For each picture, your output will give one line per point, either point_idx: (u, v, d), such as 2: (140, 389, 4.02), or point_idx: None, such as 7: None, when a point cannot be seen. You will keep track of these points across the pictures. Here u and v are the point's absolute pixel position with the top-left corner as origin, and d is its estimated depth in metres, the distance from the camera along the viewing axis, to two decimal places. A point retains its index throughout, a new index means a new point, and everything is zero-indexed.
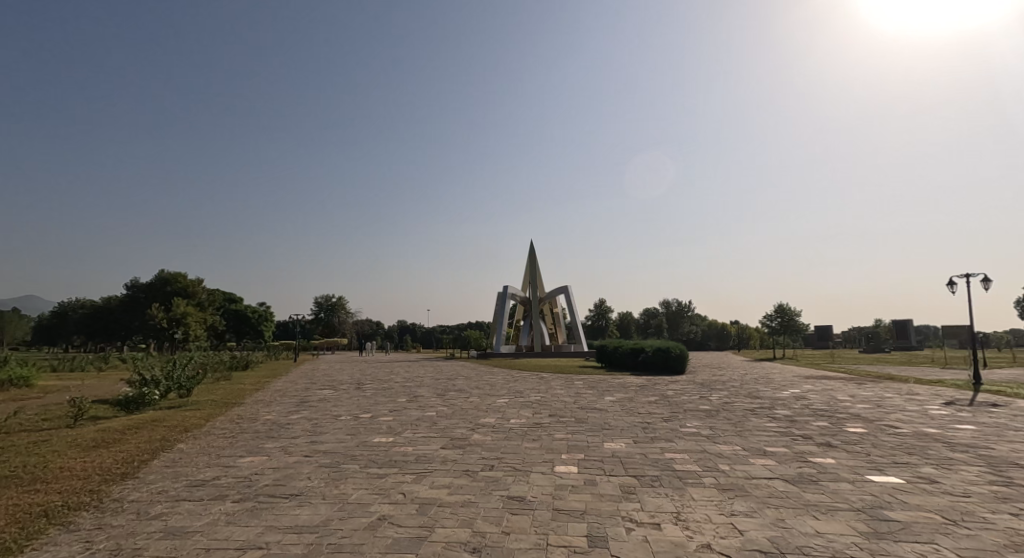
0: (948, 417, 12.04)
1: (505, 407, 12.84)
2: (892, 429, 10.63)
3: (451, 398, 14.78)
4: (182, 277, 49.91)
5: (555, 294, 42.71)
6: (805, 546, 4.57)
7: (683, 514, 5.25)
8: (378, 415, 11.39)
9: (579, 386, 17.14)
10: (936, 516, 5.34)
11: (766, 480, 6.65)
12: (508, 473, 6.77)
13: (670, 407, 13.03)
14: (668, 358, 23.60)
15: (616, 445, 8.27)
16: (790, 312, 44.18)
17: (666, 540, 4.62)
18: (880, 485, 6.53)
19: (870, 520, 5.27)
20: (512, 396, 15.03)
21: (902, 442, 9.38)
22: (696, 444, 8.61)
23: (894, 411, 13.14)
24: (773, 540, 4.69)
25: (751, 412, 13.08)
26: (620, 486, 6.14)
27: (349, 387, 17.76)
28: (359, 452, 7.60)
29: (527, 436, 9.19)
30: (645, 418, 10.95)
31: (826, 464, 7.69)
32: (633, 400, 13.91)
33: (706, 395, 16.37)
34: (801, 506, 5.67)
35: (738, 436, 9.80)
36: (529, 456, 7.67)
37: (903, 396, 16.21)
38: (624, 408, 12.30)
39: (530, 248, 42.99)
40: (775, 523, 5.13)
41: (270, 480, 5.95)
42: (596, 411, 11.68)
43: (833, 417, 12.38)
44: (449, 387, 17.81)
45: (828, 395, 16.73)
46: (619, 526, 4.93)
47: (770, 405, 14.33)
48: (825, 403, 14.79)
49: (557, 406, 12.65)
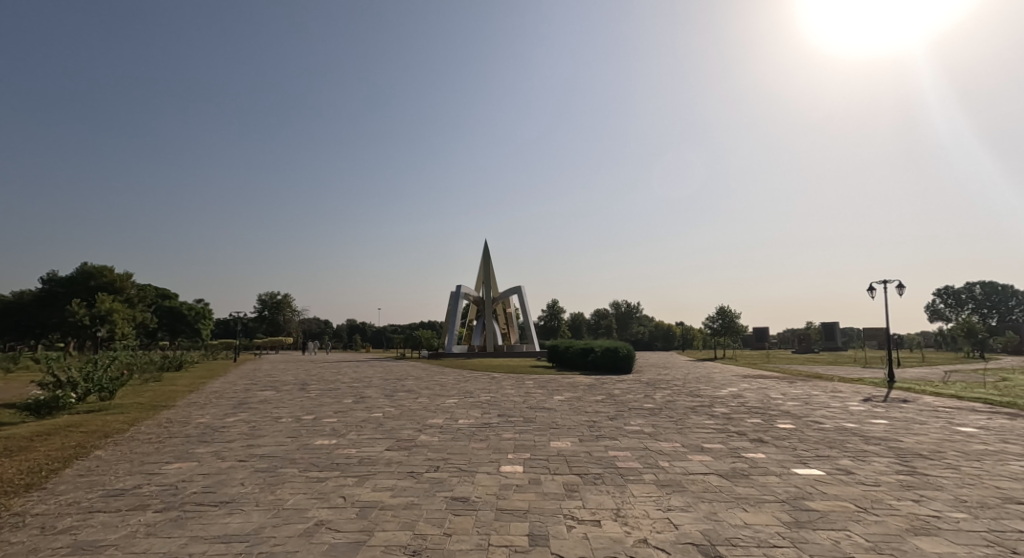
0: (865, 412, 13.02)
1: (454, 407, 12.79)
2: (817, 425, 11.34)
3: (400, 399, 14.53)
4: (107, 270, 46.43)
5: (508, 294, 42.85)
6: (734, 538, 4.80)
7: (622, 511, 5.39)
8: (321, 417, 11.04)
9: (529, 386, 17.29)
10: (850, 505, 5.75)
11: (702, 476, 6.95)
12: (453, 474, 6.74)
13: (616, 406, 13.37)
14: (617, 358, 24.18)
15: (562, 444, 8.39)
16: (731, 314, 46.48)
17: (604, 536, 4.74)
18: (804, 477, 6.97)
19: (793, 511, 5.60)
20: (461, 396, 15.01)
21: (825, 436, 10.04)
22: (638, 442, 8.87)
23: (820, 408, 14.06)
24: (706, 533, 4.89)
25: (692, 409, 13.62)
26: (563, 484, 6.23)
27: (293, 388, 17.11)
28: (299, 456, 7.35)
29: (474, 436, 9.17)
30: (591, 417, 11.17)
31: (758, 459, 8.10)
32: (581, 399, 14.20)
33: (651, 393, 16.92)
34: (732, 500, 5.95)
35: (678, 433, 10.19)
36: (476, 457, 7.66)
37: (828, 393, 17.38)
38: (572, 407, 12.52)
39: (484, 248, 42.90)
40: (708, 517, 5.35)
41: (198, 487, 5.66)
42: (544, 411, 11.84)
43: (765, 414, 13.10)
44: (397, 388, 17.52)
45: (762, 393, 17.67)
46: (561, 524, 5.01)
47: (710, 404, 14.95)
48: (760, 401, 15.63)
49: (506, 405, 12.72)
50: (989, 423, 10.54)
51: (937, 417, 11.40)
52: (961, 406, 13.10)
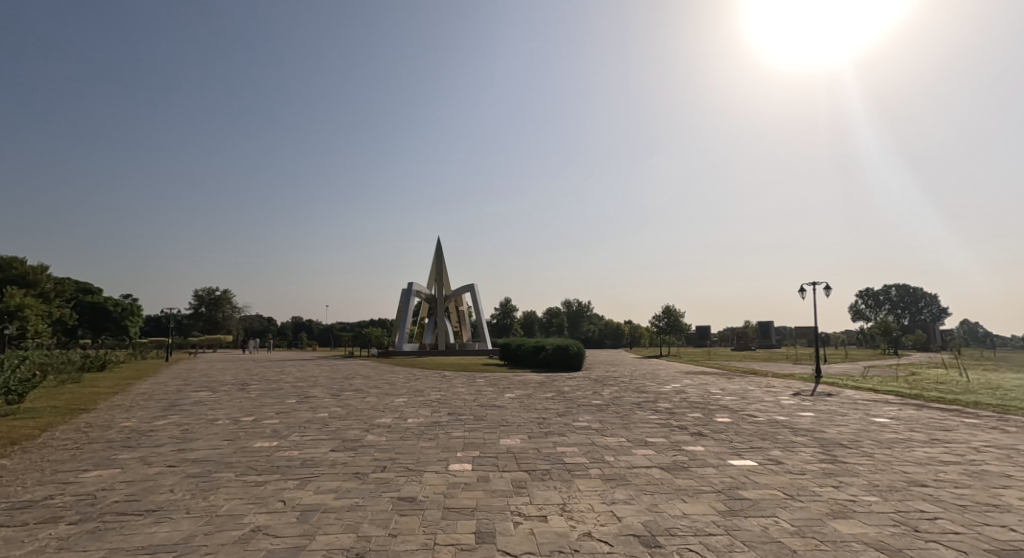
0: (795, 405, 13.86)
1: (402, 406, 12.61)
2: (752, 419, 11.97)
3: (347, 398, 14.15)
4: (19, 262, 42.59)
5: (461, 291, 42.59)
6: (673, 528, 5.00)
7: (568, 505, 5.50)
8: (261, 418, 10.61)
9: (480, 384, 17.27)
10: (778, 492, 6.12)
11: (644, 469, 7.19)
12: (400, 473, 6.66)
13: (565, 403, 13.58)
14: (567, 355, 24.55)
15: (511, 441, 8.46)
16: (675, 313, 48.14)
17: (550, 531, 4.82)
18: (738, 468, 7.36)
19: (727, 500, 5.90)
20: (411, 395, 14.82)
21: (759, 429, 10.61)
22: (585, 438, 9.06)
23: (755, 402, 14.83)
24: (647, 524, 5.07)
25: (637, 405, 14.02)
26: (511, 481, 6.29)
27: (231, 388, 16.33)
28: (235, 459, 7.04)
29: (423, 435, 9.09)
30: (541, 414, 11.31)
31: (697, 452, 8.46)
32: (531, 396, 14.34)
33: (599, 390, 17.28)
34: (672, 491, 6.19)
35: (623, 428, 10.49)
36: (424, 456, 7.59)
37: (763, 388, 18.35)
38: (522, 405, 12.62)
39: (436, 244, 42.44)
40: (649, 508, 5.54)
41: (121, 496, 5.31)
42: (494, 408, 11.89)
43: (706, 408, 13.69)
44: (344, 387, 17.07)
45: (703, 389, 18.44)
46: (507, 521, 5.06)
47: (654, 399, 15.45)
48: (701, 396, 16.30)
49: (456, 404, 12.66)
50: (902, 413, 11.46)
51: (857, 409, 12.30)
52: (878, 399, 14.17)
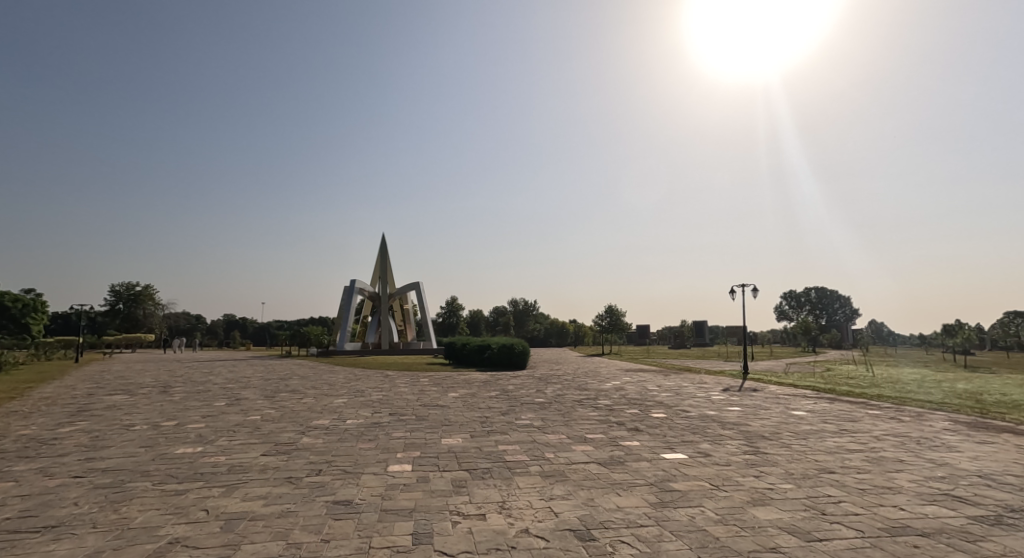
0: (724, 400, 14.66)
1: (341, 407, 12.25)
2: (685, 414, 12.54)
3: (281, 400, 13.57)
4: None
5: (406, 290, 41.85)
6: (607, 521, 5.15)
7: (507, 502, 5.55)
8: (185, 423, 9.98)
9: (423, 383, 17.06)
10: (705, 483, 6.45)
11: (582, 464, 7.36)
12: (336, 477, 6.47)
13: (508, 401, 13.68)
14: (512, 354, 24.67)
15: (452, 441, 8.42)
16: (617, 312, 49.55)
17: (487, 529, 4.84)
18: (670, 461, 7.68)
19: (658, 492, 6.15)
20: (351, 396, 14.42)
21: (691, 423, 11.13)
22: (526, 435, 9.16)
23: (688, 398, 15.55)
24: (582, 518, 5.20)
25: (578, 402, 14.33)
26: (450, 481, 6.26)
27: (151, 391, 15.25)
28: (154, 467, 6.59)
29: (362, 436, 8.87)
30: (483, 413, 11.32)
31: (633, 446, 8.75)
32: (474, 395, 14.32)
33: (542, 388, 17.53)
34: (608, 486, 6.37)
35: (564, 425, 10.70)
36: (363, 457, 7.42)
37: (696, 384, 19.26)
38: (465, 404, 12.58)
39: (381, 241, 41.49)
40: (585, 503, 5.68)
41: (15, 512, 4.84)
42: (437, 408, 11.77)
43: (642, 404, 14.21)
44: (279, 388, 16.36)
45: (641, 385, 19.12)
46: (446, 521, 5.04)
47: (595, 397, 15.83)
48: (639, 393, 16.85)
49: (397, 404, 12.44)
50: (817, 406, 12.37)
51: (778, 403, 13.18)
52: (797, 394, 15.23)
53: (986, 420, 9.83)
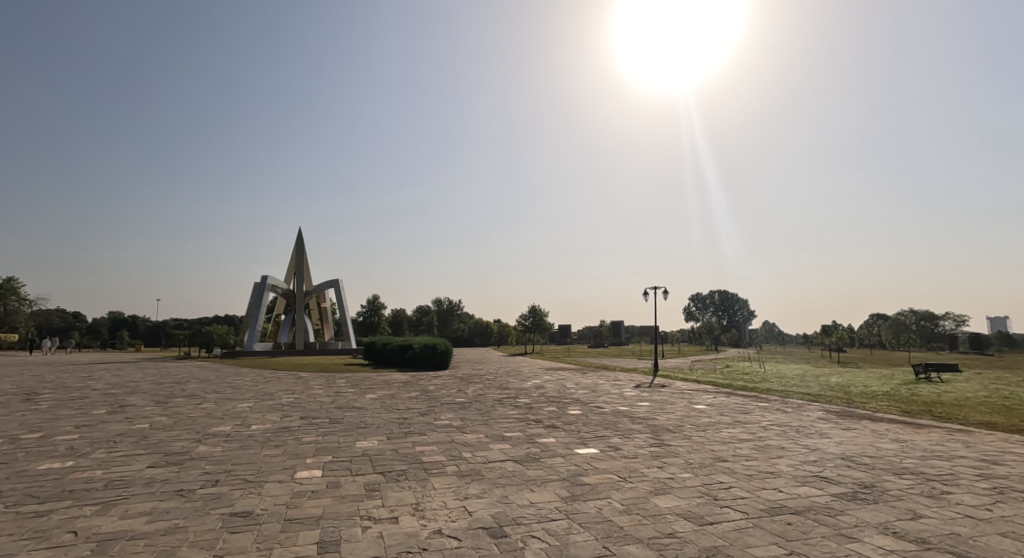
0: (636, 396, 15.41)
1: (246, 411, 11.47)
2: (599, 410, 13.03)
3: (176, 406, 12.46)
4: None
5: (324, 287, 40.03)
6: (519, 517, 5.23)
7: (421, 504, 5.46)
8: (55, 435, 8.87)
9: (339, 385, 16.39)
10: (613, 476, 6.74)
11: (499, 463, 7.42)
12: (236, 486, 6.05)
13: (428, 401, 13.49)
14: (435, 354, 24.35)
15: (367, 443, 8.18)
16: (541, 313, 50.46)
17: (398, 532, 4.74)
18: (582, 456, 7.96)
19: (570, 486, 6.34)
20: (257, 399, 13.54)
21: (604, 419, 11.57)
22: (445, 435, 9.10)
23: (604, 395, 16.17)
24: (496, 516, 5.23)
25: (499, 402, 14.45)
26: (362, 484, 6.05)
27: (15, 399, 13.40)
28: (11, 487, 5.80)
29: (267, 442, 8.36)
30: (401, 414, 11.06)
31: (548, 443, 8.96)
32: (393, 396, 13.99)
33: (463, 388, 17.44)
34: (522, 483, 6.47)
35: (483, 424, 10.73)
36: (267, 465, 7.00)
37: (611, 382, 20.07)
38: (382, 405, 12.23)
39: (298, 235, 39.38)
40: (499, 501, 5.72)
41: None
42: (352, 410, 11.34)
43: (560, 402, 14.59)
44: (173, 393, 14.97)
45: (560, 384, 19.61)
46: (355, 526, 4.87)
47: (515, 395, 16.03)
48: (557, 391, 17.28)
49: (310, 407, 11.86)
50: (717, 401, 13.35)
51: (683, 399, 14.05)
52: (700, 389, 16.33)
53: (852, 409, 11.13)
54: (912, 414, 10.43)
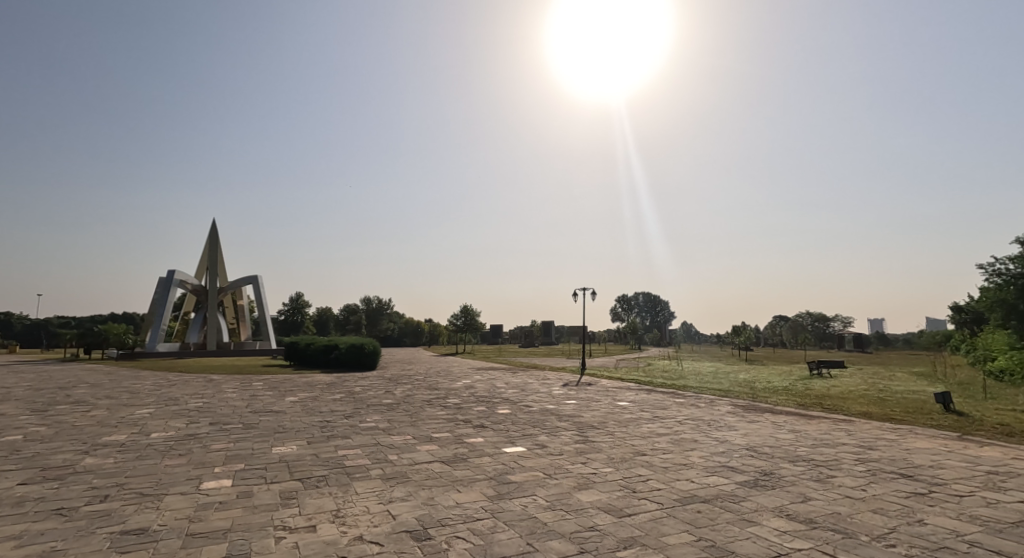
0: (564, 395, 15.77)
1: (145, 419, 10.55)
2: (527, 408, 13.23)
3: (61, 414, 11.23)
4: None
5: (241, 283, 37.67)
6: (445, 518, 5.20)
7: (342, 510, 5.29)
8: None
9: (255, 388, 15.49)
10: (539, 473, 6.87)
11: (426, 464, 7.34)
12: (133, 501, 5.57)
13: (353, 403, 13.08)
14: (362, 354, 23.64)
15: (285, 449, 7.78)
16: (473, 312, 50.40)
17: (316, 541, 4.56)
18: (509, 454, 8.05)
19: (497, 485, 6.39)
20: (160, 405, 12.48)
21: (532, 418, 11.77)
22: (370, 438, 8.87)
23: (533, 394, 16.42)
24: (420, 518, 5.17)
25: (427, 402, 14.28)
26: (278, 493, 5.76)
27: None
28: None
29: (170, 452, 7.75)
30: (324, 417, 10.65)
31: (477, 443, 8.97)
32: (315, 399, 13.42)
33: (391, 389, 17.05)
34: (448, 483, 6.44)
35: (410, 426, 10.57)
36: (170, 476, 6.49)
37: (540, 381, 20.42)
38: (303, 408, 11.71)
39: (212, 227, 36.81)
40: (424, 502, 5.67)
41: None
42: (270, 414, 10.76)
43: (490, 401, 14.67)
44: (58, 400, 13.47)
45: (490, 383, 19.69)
46: (268, 538, 4.63)
47: (444, 396, 15.89)
48: (487, 390, 17.33)
49: (221, 412, 11.11)
50: (638, 397, 13.96)
51: (608, 396, 14.58)
52: (624, 387, 16.98)
53: (759, 403, 12.04)
54: (805, 406, 11.49)
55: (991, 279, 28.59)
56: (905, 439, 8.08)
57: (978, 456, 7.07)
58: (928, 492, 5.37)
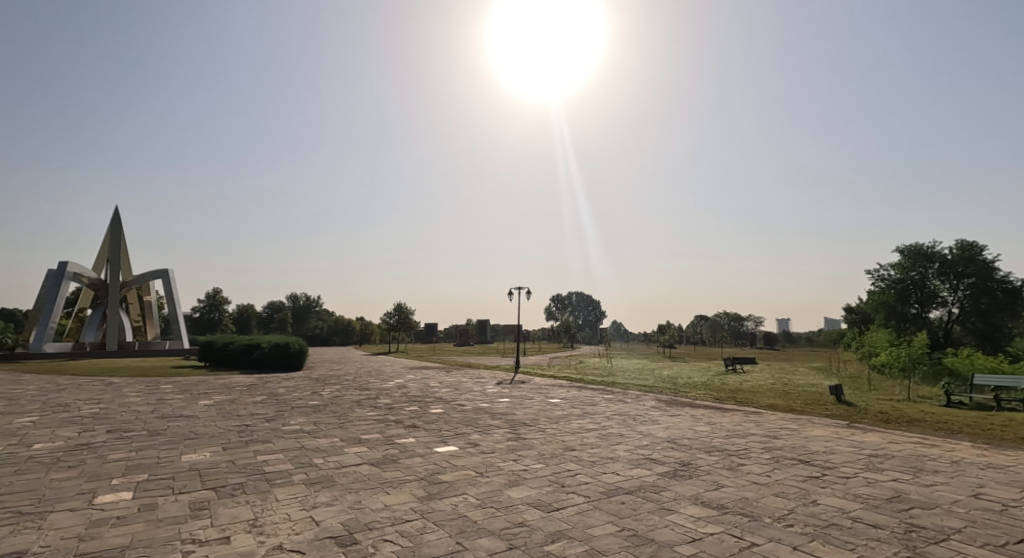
0: (497, 393, 15.86)
1: (31, 428, 9.49)
2: (460, 407, 13.20)
3: None
4: None
5: (149, 278, 34.80)
6: (371, 522, 5.08)
7: (260, 519, 5.03)
8: None
9: (165, 391, 14.38)
10: (469, 472, 6.87)
11: (353, 467, 7.13)
12: (13, 521, 5.00)
13: (276, 406, 12.47)
14: (286, 355, 22.56)
15: (198, 456, 7.28)
16: (407, 311, 49.49)
17: (230, 553, 4.30)
18: (441, 454, 7.99)
19: (426, 486, 6.32)
20: (49, 412, 11.27)
21: (464, 417, 11.74)
22: (294, 442, 8.49)
23: (466, 392, 16.38)
24: (345, 523, 5.02)
25: (356, 403, 13.87)
26: (187, 504, 5.38)
27: None
28: None
29: (62, 464, 7.03)
30: (242, 421, 10.07)
31: (407, 443, 8.83)
32: (233, 401, 12.65)
33: (318, 390, 16.42)
34: (377, 486, 6.29)
35: (338, 428, 10.23)
36: (60, 491, 5.89)
37: (474, 380, 20.41)
38: (220, 412, 11.01)
39: (115, 215, 33.72)
40: (350, 507, 5.50)
41: None
42: (181, 419, 10.03)
43: (422, 401, 14.49)
44: None
45: (423, 383, 19.44)
46: (176, 553, 4.32)
47: (375, 396, 15.49)
48: (419, 390, 17.10)
49: (124, 418, 10.20)
50: (569, 394, 14.29)
51: (540, 393, 14.83)
52: (556, 384, 17.33)
53: (680, 398, 12.72)
54: (721, 400, 12.26)
55: (877, 283, 31.86)
56: (804, 428, 8.84)
57: (864, 441, 7.86)
58: (822, 475, 5.91)
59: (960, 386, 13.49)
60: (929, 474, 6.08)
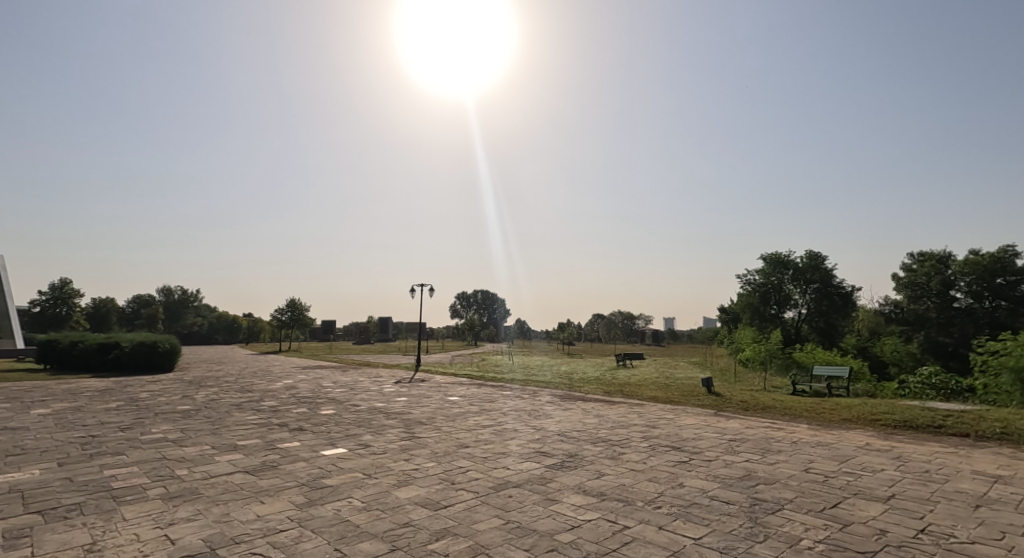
0: (394, 392, 15.40)
1: None
2: (353, 408, 12.65)
3: None
4: None
5: None
6: (240, 535, 4.68)
7: (100, 543, 4.42)
8: None
9: None
10: (357, 474, 6.59)
11: (225, 476, 6.54)
12: None
13: (136, 413, 11.08)
14: (152, 354, 20.22)
15: (25, 475, 6.24)
16: (300, 307, 46.60)
17: None
18: (328, 457, 7.59)
19: (308, 491, 5.97)
20: None
21: (357, 417, 11.26)
22: (153, 453, 7.58)
23: (361, 392, 15.74)
24: (209, 539, 4.58)
25: (236, 406, 12.75)
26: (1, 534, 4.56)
27: None
28: None
29: None
30: (90, 431, 8.80)
31: (290, 448, 8.26)
32: (80, 410, 11.01)
33: (191, 393, 14.85)
34: (250, 495, 5.82)
35: (211, 434, 9.33)
36: None
37: (371, 379, 19.69)
38: (61, 422, 9.54)
39: None
40: (216, 520, 5.03)
41: None
42: (7, 432, 8.53)
43: (312, 402, 13.70)
44: None
45: (315, 383, 18.41)
46: None
47: (258, 399, 14.32)
48: (309, 390, 16.17)
49: None
50: (467, 392, 14.28)
51: (438, 391, 14.66)
52: (456, 381, 17.29)
53: (573, 393, 13.23)
54: (609, 393, 12.98)
55: (743, 285, 35.60)
56: (678, 417, 9.63)
57: (727, 427, 8.73)
58: (690, 460, 6.44)
59: (804, 376, 15.46)
60: (774, 453, 6.89)
